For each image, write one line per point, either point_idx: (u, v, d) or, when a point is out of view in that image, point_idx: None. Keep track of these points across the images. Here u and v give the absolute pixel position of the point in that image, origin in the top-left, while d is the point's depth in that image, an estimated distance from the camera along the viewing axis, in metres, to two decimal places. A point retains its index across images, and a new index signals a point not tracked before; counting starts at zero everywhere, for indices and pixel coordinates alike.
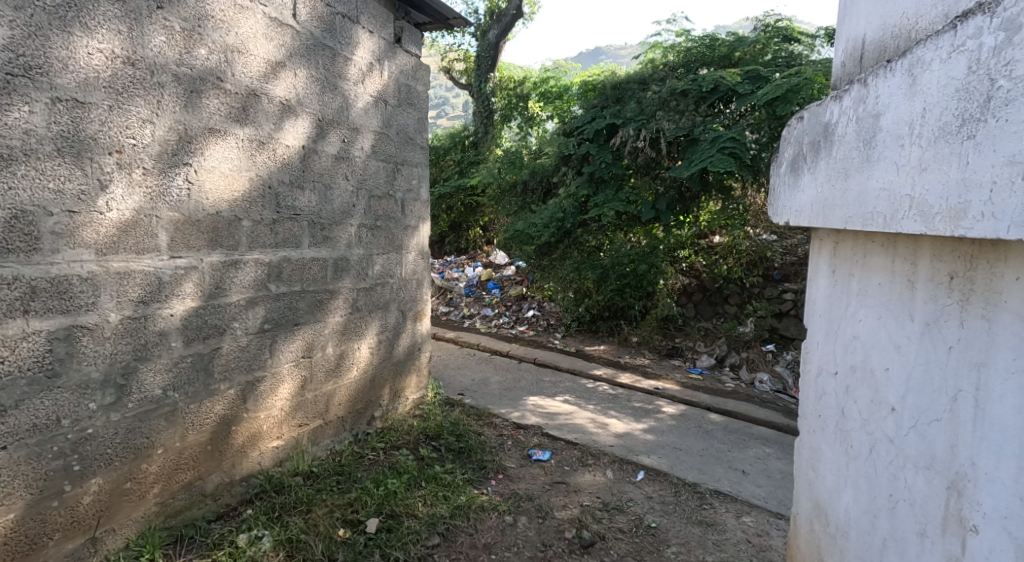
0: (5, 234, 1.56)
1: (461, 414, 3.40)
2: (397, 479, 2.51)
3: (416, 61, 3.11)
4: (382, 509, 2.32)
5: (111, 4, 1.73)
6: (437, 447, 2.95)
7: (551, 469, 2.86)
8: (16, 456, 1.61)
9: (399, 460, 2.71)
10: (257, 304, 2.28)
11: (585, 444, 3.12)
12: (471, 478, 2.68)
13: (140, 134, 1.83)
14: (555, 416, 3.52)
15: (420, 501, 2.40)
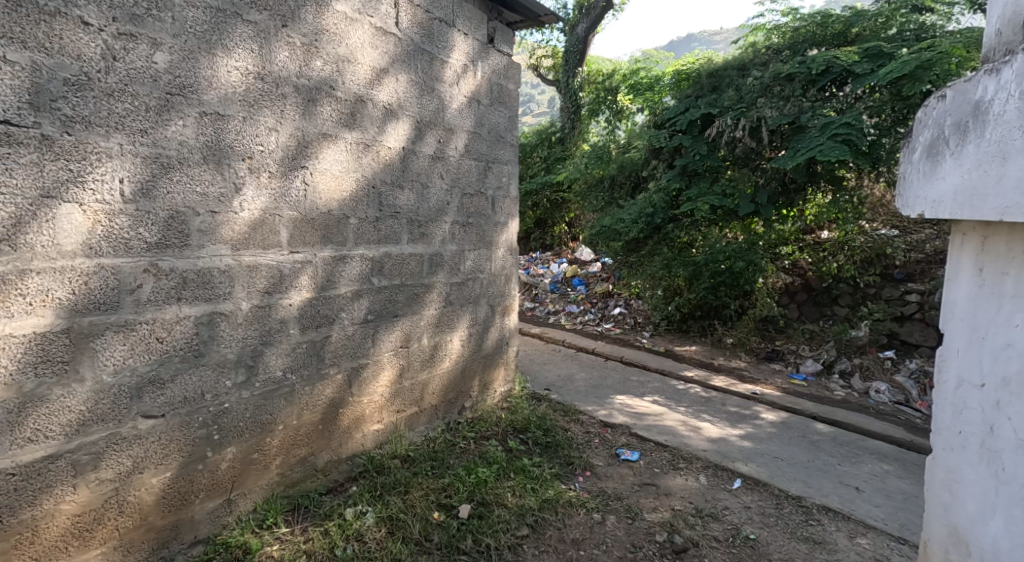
0: (164, 231, 1.79)
1: (547, 409, 3.47)
2: (487, 468, 2.62)
3: (508, 60, 3.20)
4: (473, 496, 2.44)
5: (245, 25, 1.95)
6: (524, 440, 3.04)
7: (640, 470, 2.86)
8: (172, 424, 1.86)
9: (489, 450, 2.82)
10: (361, 296, 2.47)
11: (676, 447, 3.08)
12: (558, 472, 2.74)
13: (267, 141, 2.05)
14: (644, 417, 3.50)
15: (509, 492, 2.49)
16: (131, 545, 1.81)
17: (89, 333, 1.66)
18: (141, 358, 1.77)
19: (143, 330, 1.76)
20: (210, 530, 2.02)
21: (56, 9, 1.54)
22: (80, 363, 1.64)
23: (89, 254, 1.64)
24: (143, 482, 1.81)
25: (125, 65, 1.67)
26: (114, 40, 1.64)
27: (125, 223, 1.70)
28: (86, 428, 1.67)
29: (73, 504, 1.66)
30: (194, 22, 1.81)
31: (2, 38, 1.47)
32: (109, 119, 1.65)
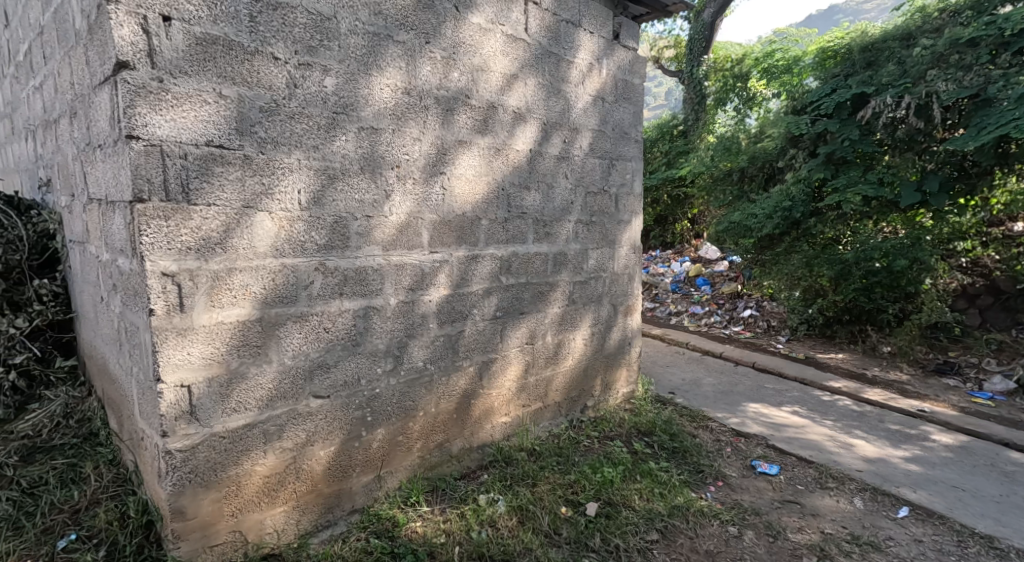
0: (329, 234, 2.04)
1: (673, 413, 3.39)
2: (613, 469, 2.64)
3: (633, 55, 3.18)
4: (600, 495, 2.47)
5: (395, 45, 2.15)
6: (650, 443, 3.01)
7: (780, 485, 2.71)
8: (335, 404, 2.11)
9: (614, 451, 2.83)
10: (491, 293, 2.60)
11: (822, 464, 2.87)
12: (687, 479, 2.68)
13: (412, 151, 2.24)
14: (783, 428, 3.30)
15: (636, 494, 2.49)
16: (305, 507, 2.08)
17: (276, 322, 1.93)
18: (313, 345, 2.03)
19: (315, 320, 2.02)
20: (364, 502, 2.25)
21: (256, 49, 1.81)
22: (269, 347, 1.93)
23: (275, 254, 1.91)
24: (314, 453, 2.08)
25: (304, 91, 1.93)
26: (296, 70, 1.90)
27: (302, 228, 1.97)
28: (272, 404, 1.95)
29: (263, 467, 1.96)
30: (355, 48, 2.04)
31: (219, 77, 1.76)
32: (291, 139, 1.92)
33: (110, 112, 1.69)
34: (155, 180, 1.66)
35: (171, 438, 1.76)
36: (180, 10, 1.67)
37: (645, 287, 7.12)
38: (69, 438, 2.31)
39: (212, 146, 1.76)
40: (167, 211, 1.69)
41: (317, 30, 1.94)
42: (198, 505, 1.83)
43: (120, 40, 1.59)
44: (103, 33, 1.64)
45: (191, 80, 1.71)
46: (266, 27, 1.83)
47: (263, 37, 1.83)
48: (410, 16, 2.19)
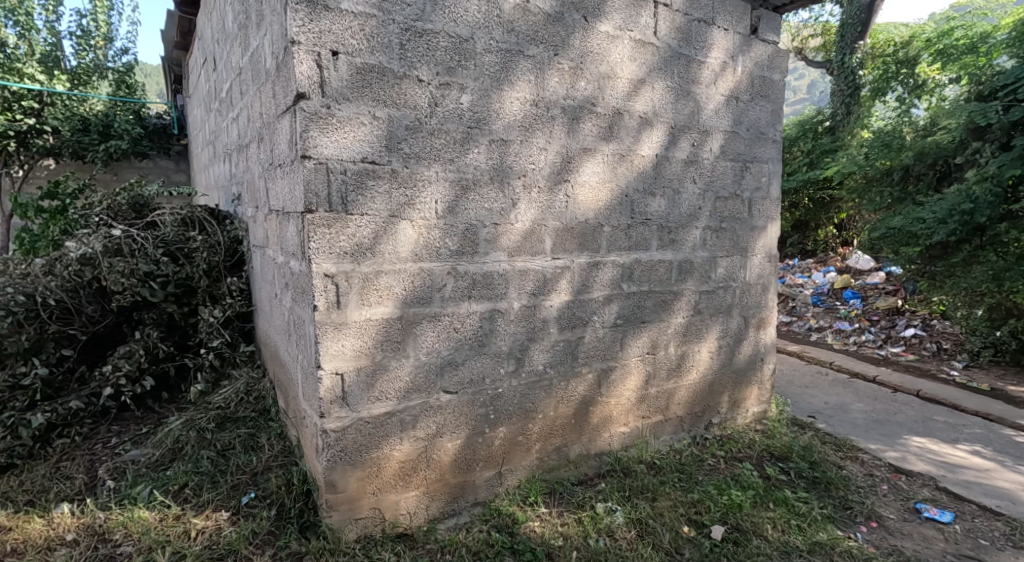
0: (461, 241, 2.18)
1: (813, 439, 3.15)
2: (742, 493, 2.52)
3: (773, 50, 3.03)
4: (727, 519, 2.38)
5: (525, 60, 2.25)
6: (783, 469, 2.83)
7: (953, 536, 2.42)
8: (462, 399, 2.25)
9: (743, 474, 2.70)
10: (612, 301, 2.61)
11: (1013, 518, 2.52)
12: (830, 514, 2.48)
13: (538, 160, 2.33)
14: (959, 470, 2.92)
15: (769, 523, 2.37)
16: (434, 494, 2.24)
17: (414, 321, 2.11)
18: (445, 344, 2.19)
19: (446, 320, 2.18)
20: (486, 496, 2.37)
21: (404, 74, 2.00)
22: (406, 344, 2.11)
23: (414, 259, 2.09)
24: (442, 445, 2.23)
25: (443, 108, 2.09)
26: (437, 89, 2.07)
27: (437, 235, 2.13)
28: (409, 395, 2.13)
29: (400, 453, 2.14)
30: (488, 65, 2.17)
31: (374, 101, 1.96)
32: (430, 153, 2.09)
33: (289, 136, 1.96)
34: (321, 194, 1.90)
35: (327, 419, 1.99)
36: (345, 45, 1.90)
37: (780, 299, 6.65)
38: (251, 411, 2.70)
39: (367, 162, 1.97)
40: (330, 220, 1.92)
41: (456, 52, 2.09)
42: (346, 480, 2.05)
43: (300, 75, 1.84)
44: (287, 69, 1.91)
45: (352, 105, 1.93)
46: (413, 53, 2.02)
47: (410, 63, 2.01)
48: (540, 31, 2.28)
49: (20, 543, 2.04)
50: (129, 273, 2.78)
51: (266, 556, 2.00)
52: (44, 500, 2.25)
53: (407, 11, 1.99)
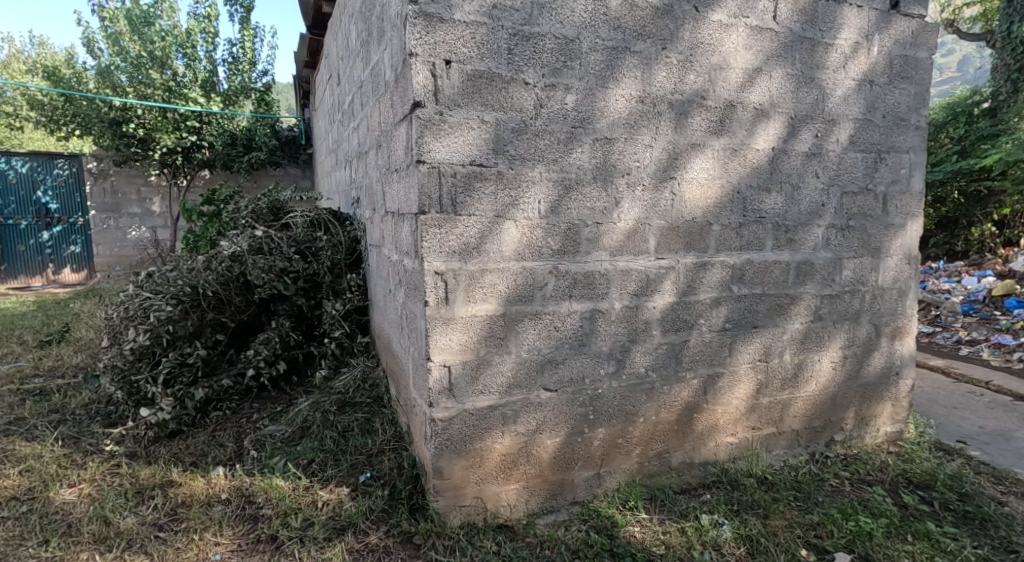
0: (563, 241, 2.20)
1: (963, 467, 2.80)
2: (871, 520, 2.32)
3: (919, 24, 2.74)
4: (853, 547, 2.20)
5: (632, 56, 2.23)
6: (924, 499, 2.56)
7: None
8: (562, 398, 2.28)
9: (873, 499, 2.48)
10: (721, 303, 2.51)
11: None
12: (987, 555, 2.20)
13: (643, 157, 2.29)
14: None
15: (906, 557, 2.15)
16: (533, 489, 2.29)
17: (516, 319, 2.17)
18: (546, 342, 2.22)
19: (548, 319, 2.21)
20: (585, 496, 2.37)
21: (511, 78, 2.06)
22: (509, 340, 2.17)
23: (517, 258, 2.14)
24: (542, 441, 2.27)
25: (548, 109, 2.13)
26: (543, 91, 2.11)
27: (540, 235, 2.17)
28: (511, 391, 2.19)
29: (501, 445, 2.20)
30: (594, 64, 2.17)
31: (483, 106, 2.04)
32: (535, 155, 2.13)
33: (406, 143, 2.09)
34: (433, 196, 2.01)
35: (436, 409, 2.09)
36: (457, 54, 1.99)
37: (923, 306, 5.96)
38: (367, 397, 2.91)
39: (475, 165, 2.05)
40: (441, 221, 2.02)
41: (562, 53, 2.12)
42: (452, 468, 2.14)
43: (417, 85, 1.95)
44: (406, 80, 2.03)
45: (463, 111, 2.02)
46: (521, 57, 2.07)
47: (518, 67, 2.07)
48: (648, 25, 2.24)
49: (186, 497, 2.37)
50: (268, 269, 3.10)
51: (380, 532, 2.15)
52: (205, 462, 2.60)
53: (516, 17, 2.04)
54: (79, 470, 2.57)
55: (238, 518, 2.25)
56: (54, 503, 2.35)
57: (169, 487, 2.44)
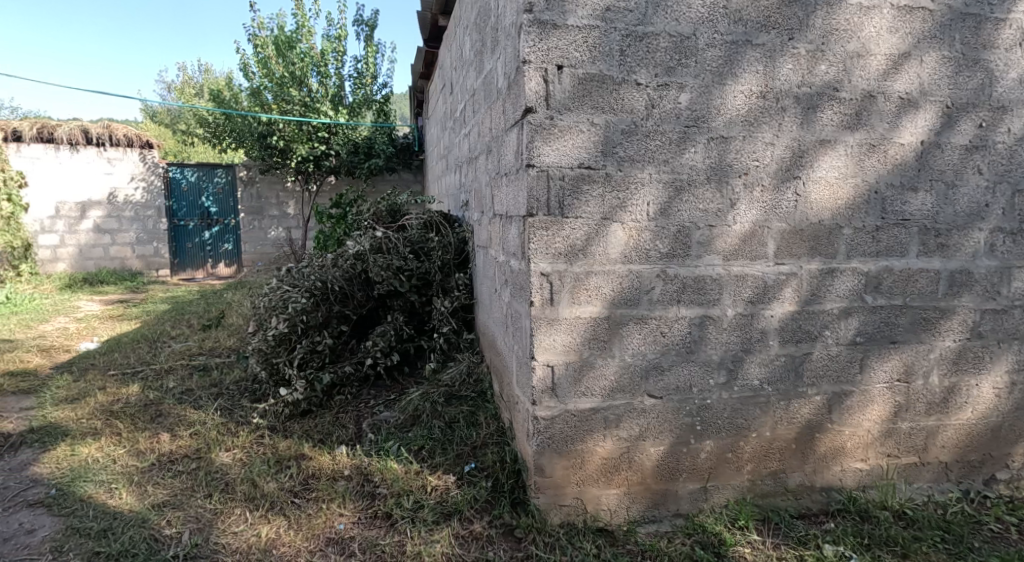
0: (672, 243, 2.14)
1: None
2: None
3: None
4: None
5: (754, 49, 2.11)
6: None
7: None
8: (668, 406, 2.21)
9: None
10: (853, 314, 2.30)
11: None
12: None
13: (763, 156, 2.16)
14: None
15: None
16: (635, 496, 2.24)
17: (620, 322, 2.14)
18: (650, 347, 2.17)
19: (654, 324, 2.16)
20: (689, 509, 2.29)
21: (623, 79, 2.03)
22: (613, 344, 2.15)
23: (623, 261, 2.11)
24: (645, 448, 2.22)
25: (660, 110, 2.07)
26: (655, 91, 2.06)
27: (648, 237, 2.12)
28: (613, 395, 2.17)
29: (603, 449, 2.19)
30: (711, 60, 2.08)
31: (593, 108, 2.04)
32: (645, 156, 2.08)
33: (516, 147, 2.14)
34: (541, 199, 2.04)
35: (538, 407, 2.12)
36: (569, 58, 2.00)
37: None
38: (472, 391, 3.02)
39: (583, 168, 2.05)
40: (548, 223, 2.05)
41: (677, 51, 2.05)
42: (553, 467, 2.16)
43: (529, 91, 1.99)
44: (518, 87, 2.08)
45: (573, 114, 2.02)
46: (633, 57, 2.03)
47: (629, 68, 2.04)
48: (773, 15, 2.11)
49: (315, 470, 2.61)
50: (386, 267, 3.34)
51: (484, 522, 2.23)
52: (330, 441, 2.84)
53: (629, 18, 2.01)
54: (232, 437, 2.93)
55: (358, 493, 2.44)
56: (215, 463, 2.70)
57: (302, 459, 2.71)
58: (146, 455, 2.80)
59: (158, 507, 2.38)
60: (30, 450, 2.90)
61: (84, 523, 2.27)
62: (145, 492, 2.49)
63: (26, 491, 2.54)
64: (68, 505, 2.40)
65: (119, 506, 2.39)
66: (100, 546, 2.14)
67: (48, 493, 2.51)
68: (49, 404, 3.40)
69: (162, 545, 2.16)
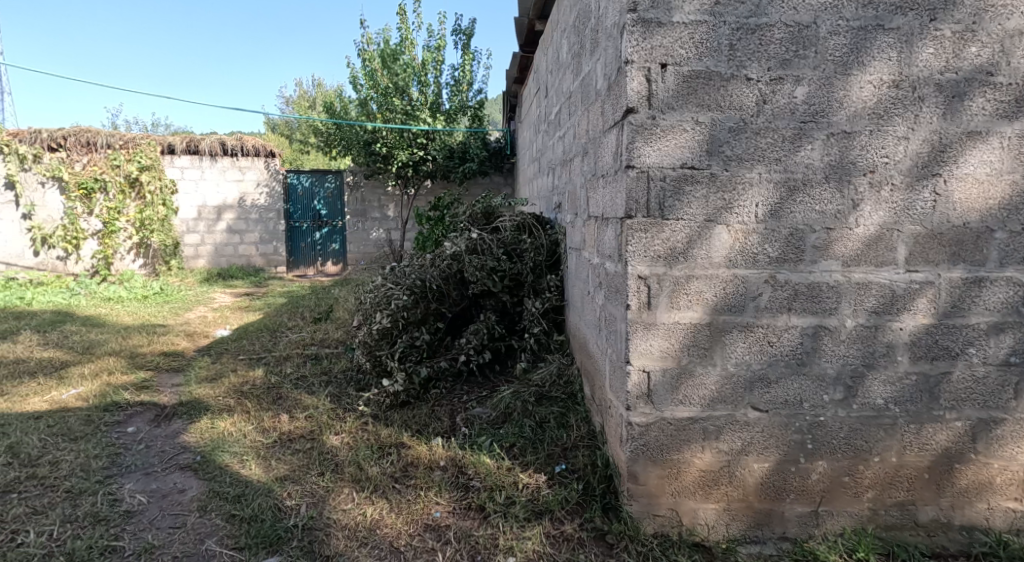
0: (783, 247, 2.00)
1: None
2: None
3: None
4: None
5: (887, 34, 1.92)
6: None
7: None
8: (775, 420, 2.07)
9: None
10: (1005, 330, 2.03)
11: None
12: None
13: (894, 152, 1.96)
14: None
15: None
16: (735, 513, 2.12)
17: (723, 329, 2.03)
18: (756, 357, 2.04)
19: (760, 332, 2.03)
20: (797, 533, 2.12)
21: (732, 75, 1.93)
22: (715, 351, 2.04)
23: (727, 265, 2.00)
24: (747, 464, 2.09)
25: (773, 105, 1.94)
26: (768, 85, 1.93)
27: (755, 241, 1.99)
28: (714, 405, 2.06)
29: (701, 461, 2.09)
30: (834, 49, 1.92)
31: (698, 106, 1.94)
32: (755, 154, 1.96)
33: (615, 148, 2.09)
34: (641, 200, 1.98)
35: (633, 413, 2.07)
36: (674, 56, 1.93)
37: None
38: (562, 393, 2.99)
39: (686, 168, 1.96)
40: (647, 225, 1.98)
41: (794, 42, 1.91)
42: (647, 474, 2.09)
43: (631, 90, 1.94)
44: (619, 87, 2.03)
45: (677, 113, 1.95)
46: (744, 51, 1.92)
47: (739, 62, 1.93)
48: None
49: (414, 459, 2.71)
50: (481, 268, 3.40)
51: (575, 524, 2.21)
52: (427, 432, 2.93)
53: (741, 10, 1.90)
54: (341, 422, 3.12)
55: (453, 485, 2.50)
56: (327, 445, 2.89)
57: (402, 447, 2.82)
58: (270, 432, 3.05)
59: (280, 480, 2.58)
60: (180, 420, 3.25)
61: (222, 487, 2.51)
62: (270, 465, 2.71)
63: (177, 455, 2.85)
64: (209, 471, 2.66)
65: (249, 475, 2.62)
66: (235, 509, 2.35)
67: (194, 459, 2.80)
68: (194, 381, 3.80)
69: (284, 514, 2.34)
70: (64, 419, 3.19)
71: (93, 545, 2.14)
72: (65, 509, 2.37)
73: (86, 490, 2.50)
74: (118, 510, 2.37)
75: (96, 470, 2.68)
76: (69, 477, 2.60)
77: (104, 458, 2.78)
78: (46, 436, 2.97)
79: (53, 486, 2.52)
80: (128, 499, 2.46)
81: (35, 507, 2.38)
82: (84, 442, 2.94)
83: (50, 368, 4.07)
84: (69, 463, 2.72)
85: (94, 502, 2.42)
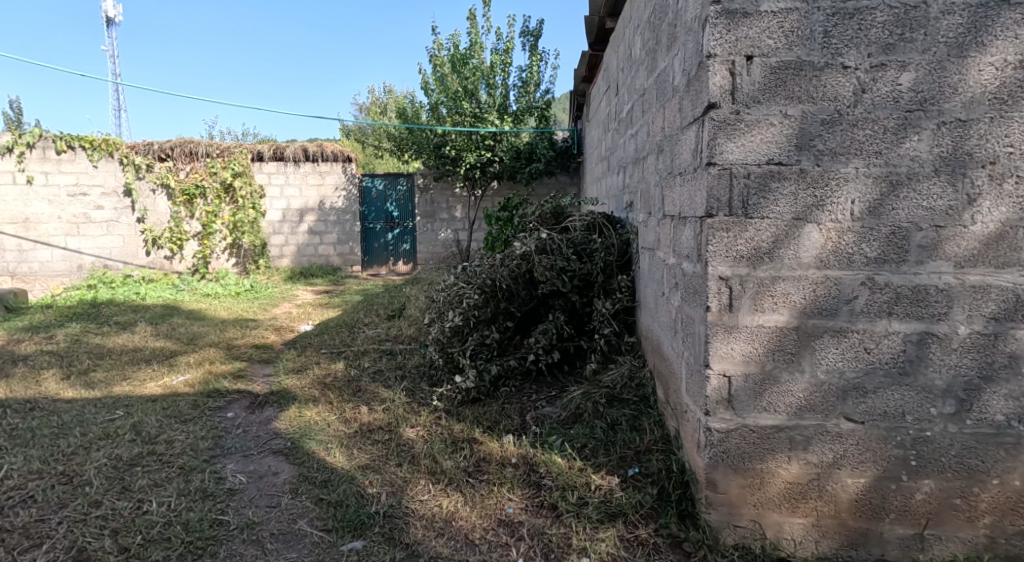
0: (885, 247, 1.85)
1: None
2: None
3: None
4: None
5: (1012, 10, 1.74)
6: None
7: None
8: (872, 433, 1.93)
9: None
10: None
11: None
12: None
13: (1018, 141, 1.77)
14: None
15: None
16: (826, 530, 1.99)
17: (813, 334, 1.90)
18: (850, 364, 1.90)
19: (855, 338, 1.89)
20: (898, 556, 1.97)
21: (826, 64, 1.81)
22: (803, 357, 1.92)
23: (819, 266, 1.88)
24: (840, 478, 1.96)
25: (873, 94, 1.81)
26: (867, 73, 1.80)
27: (851, 240, 1.86)
28: (802, 414, 1.94)
29: (787, 472, 1.97)
30: (947, 30, 1.76)
31: (787, 99, 1.84)
32: (851, 148, 1.83)
33: (695, 145, 2.01)
34: (723, 198, 1.89)
35: (713, 418, 1.98)
36: (761, 47, 1.83)
37: None
38: (634, 395, 2.92)
39: (773, 164, 1.86)
40: (729, 224, 1.89)
41: (900, 25, 1.77)
42: (728, 483, 2.00)
43: (713, 85, 1.86)
44: (700, 82, 1.95)
45: (763, 108, 1.85)
46: (840, 38, 1.80)
47: (835, 50, 1.80)
48: None
49: (486, 454, 2.73)
50: (550, 268, 3.38)
51: (650, 529, 2.15)
52: (498, 429, 2.95)
53: None
54: (416, 416, 3.19)
55: (526, 482, 2.50)
56: (403, 437, 2.97)
57: (475, 443, 2.85)
58: (352, 423, 3.17)
59: (363, 468, 2.67)
60: (272, 408, 3.44)
61: (312, 472, 2.63)
62: (353, 454, 2.81)
63: (271, 440, 3.01)
64: (299, 456, 2.79)
65: (335, 462, 2.73)
66: (323, 493, 2.46)
67: (285, 445, 2.95)
68: (283, 372, 4.02)
69: (367, 500, 2.41)
70: (175, 402, 3.45)
71: (203, 517, 2.30)
72: (179, 483, 2.56)
73: (196, 467, 2.69)
74: (223, 488, 2.53)
75: (203, 450, 2.87)
76: (181, 455, 2.81)
77: (209, 440, 2.98)
78: (161, 417, 3.22)
79: (169, 462, 2.73)
80: (231, 477, 2.63)
81: (155, 480, 2.58)
82: (192, 424, 3.16)
83: (161, 355, 4.42)
84: (180, 442, 2.93)
85: (203, 478, 2.60)
